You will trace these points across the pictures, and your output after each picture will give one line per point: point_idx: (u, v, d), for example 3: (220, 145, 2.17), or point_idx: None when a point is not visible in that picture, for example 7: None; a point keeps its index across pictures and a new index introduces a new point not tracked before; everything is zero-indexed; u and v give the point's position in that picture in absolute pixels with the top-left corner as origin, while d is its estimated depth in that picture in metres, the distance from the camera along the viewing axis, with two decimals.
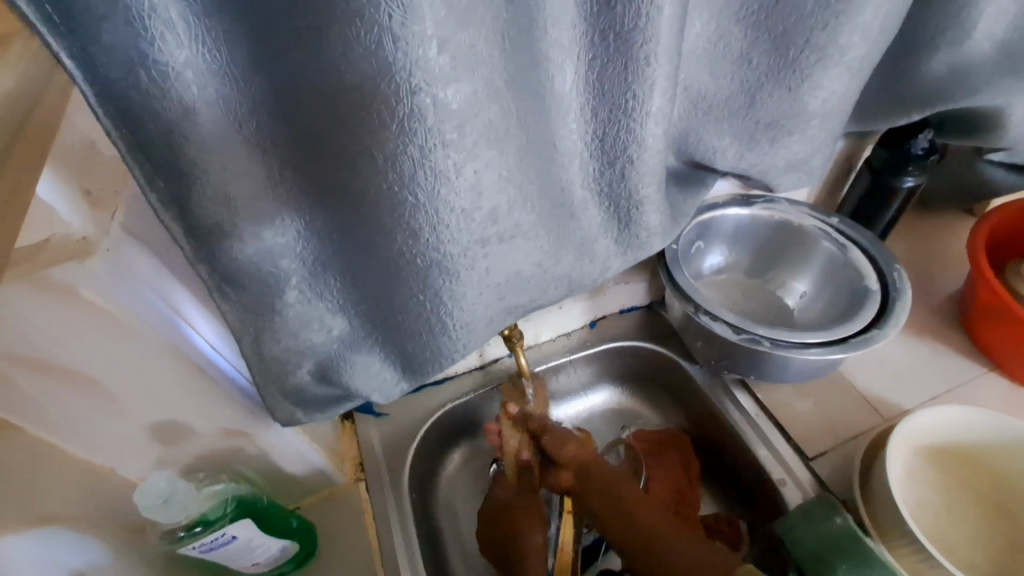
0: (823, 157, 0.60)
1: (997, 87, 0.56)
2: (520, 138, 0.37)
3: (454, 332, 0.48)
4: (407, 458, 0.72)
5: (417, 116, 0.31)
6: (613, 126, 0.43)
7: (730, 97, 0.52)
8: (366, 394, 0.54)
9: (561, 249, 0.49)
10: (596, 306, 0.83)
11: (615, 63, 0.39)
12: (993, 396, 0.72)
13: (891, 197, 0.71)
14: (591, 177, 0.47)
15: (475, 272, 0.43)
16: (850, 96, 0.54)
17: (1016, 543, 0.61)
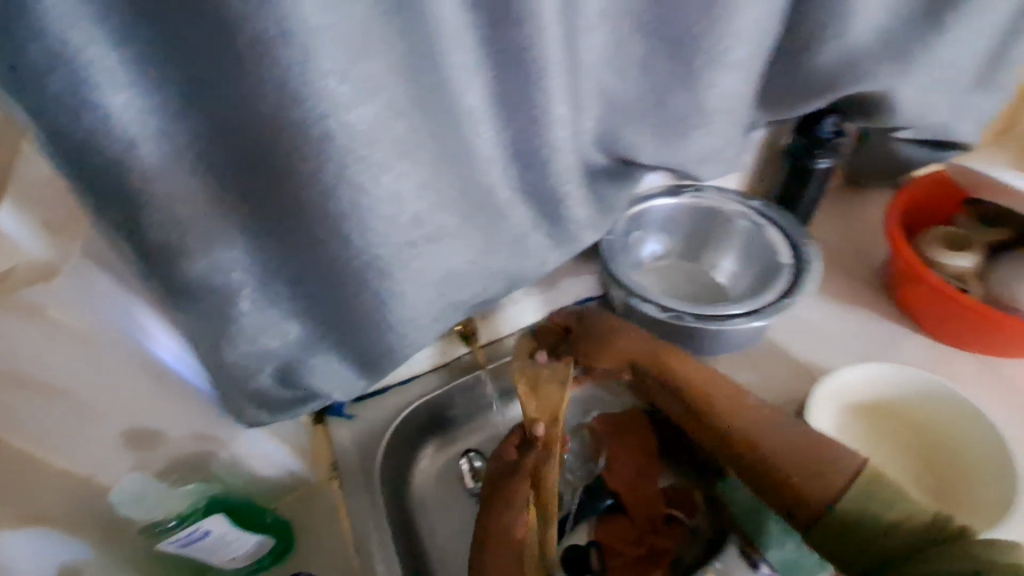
0: (735, 146, 0.66)
1: (882, 74, 0.62)
2: (434, 149, 0.42)
3: (400, 327, 0.52)
4: (379, 454, 0.76)
5: (330, 136, 0.35)
6: (524, 132, 0.48)
7: (640, 98, 0.58)
8: (327, 391, 0.59)
9: (493, 245, 0.54)
10: (552, 300, 0.87)
11: (516, 77, 0.44)
12: (916, 354, 0.78)
13: (809, 178, 0.77)
14: (513, 179, 0.52)
15: (410, 271, 0.47)
16: (747, 90, 0.59)
17: (938, 486, 0.67)
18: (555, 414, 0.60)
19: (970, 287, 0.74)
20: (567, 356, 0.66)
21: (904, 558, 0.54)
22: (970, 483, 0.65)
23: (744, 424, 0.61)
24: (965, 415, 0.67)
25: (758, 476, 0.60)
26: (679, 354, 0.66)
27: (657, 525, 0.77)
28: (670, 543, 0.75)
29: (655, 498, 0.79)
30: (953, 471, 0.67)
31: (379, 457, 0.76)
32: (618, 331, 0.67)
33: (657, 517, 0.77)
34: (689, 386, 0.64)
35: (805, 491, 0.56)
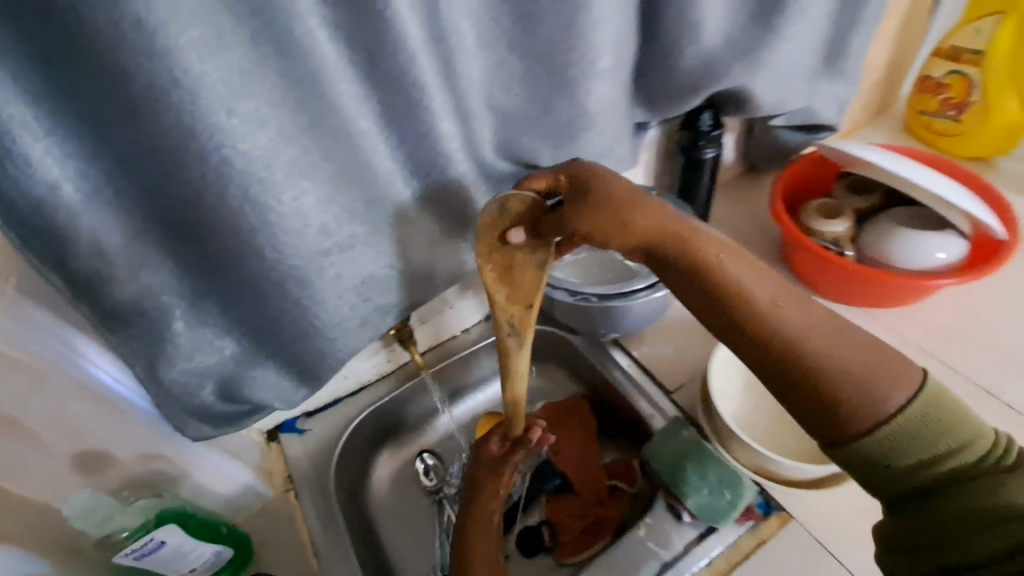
0: (623, 144, 0.74)
1: (739, 71, 0.71)
2: (332, 168, 0.48)
3: (329, 332, 0.58)
4: (332, 463, 0.80)
5: (227, 161, 0.42)
6: (419, 147, 0.54)
7: (529, 109, 0.65)
8: (269, 401, 0.63)
9: (408, 250, 0.60)
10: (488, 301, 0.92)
11: (401, 101, 0.50)
12: None
13: (699, 166, 0.86)
14: (419, 190, 0.58)
15: (327, 278, 0.53)
16: (620, 94, 0.68)
17: None
18: (529, 300, 0.56)
19: (844, 249, 0.83)
20: (552, 237, 0.53)
21: (936, 514, 0.44)
22: None
23: (795, 323, 0.47)
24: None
25: (798, 388, 0.47)
26: (709, 236, 0.51)
27: (601, 498, 0.83)
28: (613, 513, 0.81)
29: (596, 476, 0.85)
30: None
31: (333, 465, 0.80)
32: (625, 210, 0.51)
33: (600, 490, 0.83)
34: (723, 280, 0.49)
35: (842, 399, 0.45)
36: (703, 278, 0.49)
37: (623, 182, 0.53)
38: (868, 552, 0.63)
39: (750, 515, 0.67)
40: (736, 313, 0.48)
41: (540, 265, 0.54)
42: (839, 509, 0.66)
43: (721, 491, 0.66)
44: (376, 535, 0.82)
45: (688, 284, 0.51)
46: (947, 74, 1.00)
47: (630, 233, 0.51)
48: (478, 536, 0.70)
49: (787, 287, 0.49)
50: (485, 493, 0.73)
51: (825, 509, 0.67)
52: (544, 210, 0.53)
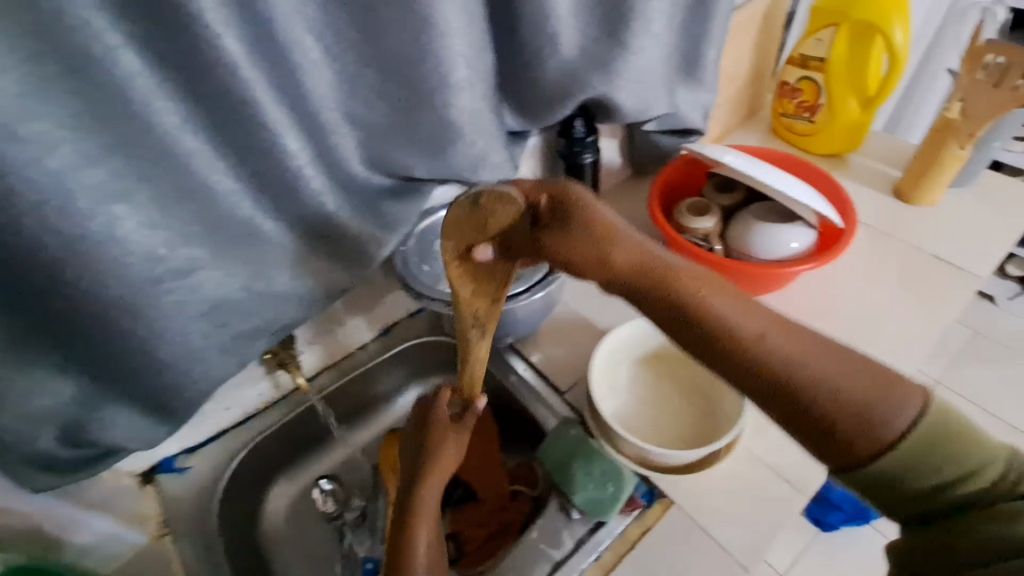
0: (499, 153, 0.75)
1: (598, 81, 0.74)
2: (155, 190, 0.47)
3: (180, 363, 0.56)
4: (213, 501, 0.75)
5: (18, 193, 0.39)
6: (265, 166, 0.52)
7: (391, 122, 0.64)
8: (123, 443, 0.59)
9: (266, 271, 0.59)
10: (383, 316, 0.90)
11: (231, 118, 0.48)
12: None
13: (581, 172, 0.89)
14: (271, 208, 0.56)
15: (166, 305, 0.51)
16: (484, 105, 0.68)
17: (708, 411, 0.76)
18: (495, 297, 0.50)
19: (713, 244, 0.89)
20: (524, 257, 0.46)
21: (944, 548, 0.38)
22: (728, 402, 0.74)
23: (787, 353, 0.39)
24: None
25: (795, 417, 0.39)
26: (684, 270, 0.43)
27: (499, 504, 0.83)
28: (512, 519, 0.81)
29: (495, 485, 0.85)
30: (716, 395, 0.76)
31: (215, 502, 0.76)
32: (603, 240, 0.43)
33: (502, 496, 0.83)
34: (706, 309, 0.41)
35: (842, 425, 0.38)
36: (675, 306, 0.42)
37: (605, 212, 0.44)
38: (738, 528, 0.67)
39: (634, 504, 0.69)
40: (709, 343, 0.41)
41: (511, 277, 0.49)
42: (713, 490, 0.70)
43: (603, 485, 0.68)
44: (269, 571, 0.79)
45: (667, 316, 0.42)
46: (799, 79, 1.09)
47: (609, 270, 0.43)
48: (425, 530, 0.57)
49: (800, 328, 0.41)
50: (433, 483, 0.59)
51: (703, 489, 0.70)
52: (522, 229, 0.45)
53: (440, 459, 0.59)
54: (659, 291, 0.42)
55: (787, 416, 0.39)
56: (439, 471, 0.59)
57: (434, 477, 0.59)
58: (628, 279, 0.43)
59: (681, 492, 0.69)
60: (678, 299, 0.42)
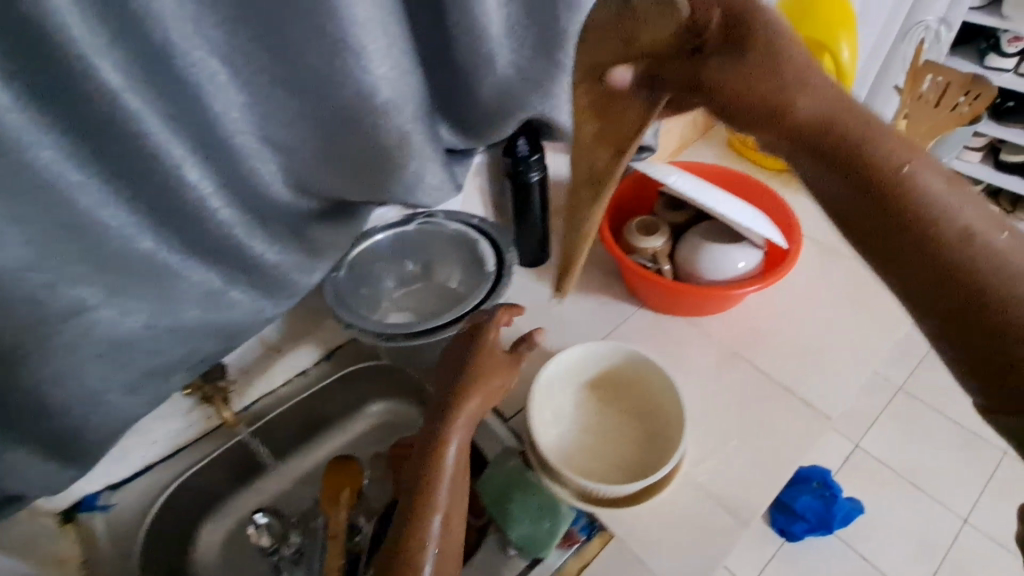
0: (439, 174, 0.73)
1: (535, 102, 0.73)
2: (37, 229, 0.43)
3: (78, 404, 0.53)
4: (139, 539, 0.72)
5: None
6: (162, 199, 0.50)
7: (312, 144, 0.59)
8: (23, 488, 0.55)
9: (176, 307, 0.55)
10: (324, 339, 0.89)
11: (119, 151, 0.46)
12: (643, 325, 0.91)
13: (528, 190, 0.87)
14: (177, 243, 0.53)
15: (59, 346, 0.49)
16: (419, 126, 0.65)
17: (651, 437, 0.75)
18: (620, 144, 0.52)
19: (661, 265, 0.88)
20: (669, 86, 0.48)
21: None
22: (670, 428, 0.73)
23: (950, 233, 0.41)
24: (658, 378, 0.75)
25: (944, 291, 0.41)
26: (894, 139, 0.44)
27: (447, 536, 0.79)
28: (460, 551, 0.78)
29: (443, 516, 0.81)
30: (659, 421, 0.75)
31: (140, 540, 0.72)
32: (792, 77, 0.45)
33: None
34: (873, 155, 0.43)
35: (987, 285, 0.39)
36: (842, 150, 0.44)
37: (792, 40, 0.45)
38: (674, 560, 0.65)
39: (571, 540, 0.67)
40: (910, 214, 0.42)
41: (648, 110, 0.50)
42: (654, 520, 0.68)
43: (540, 520, 0.65)
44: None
45: (838, 164, 0.44)
46: None
47: (795, 102, 0.45)
48: (458, 456, 0.60)
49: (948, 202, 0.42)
50: (468, 414, 0.62)
51: (644, 520, 0.68)
52: (677, 47, 0.47)
53: (472, 392, 0.63)
54: (835, 144, 0.44)
55: (948, 290, 0.41)
56: (472, 405, 0.62)
57: (468, 413, 0.62)
58: (801, 135, 0.45)
59: (622, 523, 0.68)
60: (870, 161, 0.43)
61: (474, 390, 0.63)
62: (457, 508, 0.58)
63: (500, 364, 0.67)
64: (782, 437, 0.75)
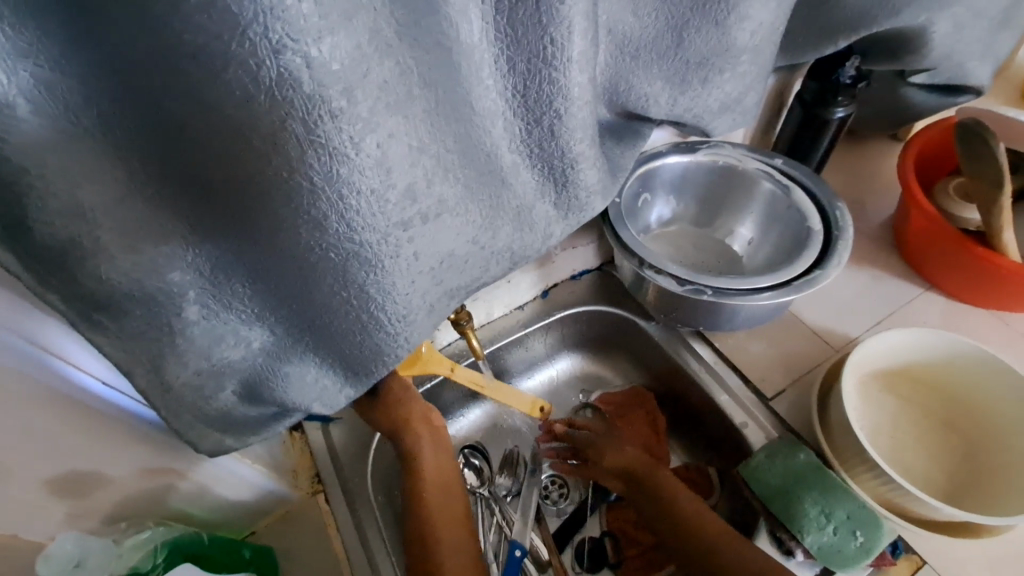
0: (757, 95, 0.59)
1: (909, 6, 0.56)
2: (427, 100, 0.33)
3: (391, 328, 0.43)
4: (369, 456, 0.65)
5: (288, 80, 0.26)
6: (533, 78, 0.38)
7: (657, 37, 0.49)
8: (305, 405, 0.48)
9: (495, 221, 0.45)
10: (546, 274, 0.79)
11: (526, 2, 0.34)
12: (932, 311, 0.74)
13: (823, 129, 0.70)
14: (517, 137, 0.42)
15: (401, 259, 0.38)
16: (775, 26, 0.52)
17: (970, 456, 0.61)
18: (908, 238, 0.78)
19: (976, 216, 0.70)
20: (907, 229, 0.76)
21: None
22: (1012, 456, 0.58)
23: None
24: (1011, 394, 0.59)
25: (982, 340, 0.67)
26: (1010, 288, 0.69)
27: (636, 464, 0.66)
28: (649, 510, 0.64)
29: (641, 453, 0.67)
30: (988, 441, 0.61)
31: (369, 466, 0.65)
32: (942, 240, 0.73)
33: None
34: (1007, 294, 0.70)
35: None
36: (959, 287, 0.73)
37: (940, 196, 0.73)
38: None
39: (882, 560, 0.55)
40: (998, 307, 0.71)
41: (909, 230, 0.76)
42: (995, 562, 0.56)
43: (849, 533, 0.55)
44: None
45: (953, 286, 0.74)
46: None
47: (926, 263, 0.75)
48: (434, 491, 0.61)
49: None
50: (428, 444, 0.63)
51: (963, 552, 0.56)
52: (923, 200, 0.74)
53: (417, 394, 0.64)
54: (969, 288, 0.72)
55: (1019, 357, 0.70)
56: (428, 437, 0.63)
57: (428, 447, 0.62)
58: (947, 274, 0.73)
59: (949, 558, 0.56)
60: (986, 296, 0.72)
61: (411, 416, 0.62)
62: (461, 539, 0.59)
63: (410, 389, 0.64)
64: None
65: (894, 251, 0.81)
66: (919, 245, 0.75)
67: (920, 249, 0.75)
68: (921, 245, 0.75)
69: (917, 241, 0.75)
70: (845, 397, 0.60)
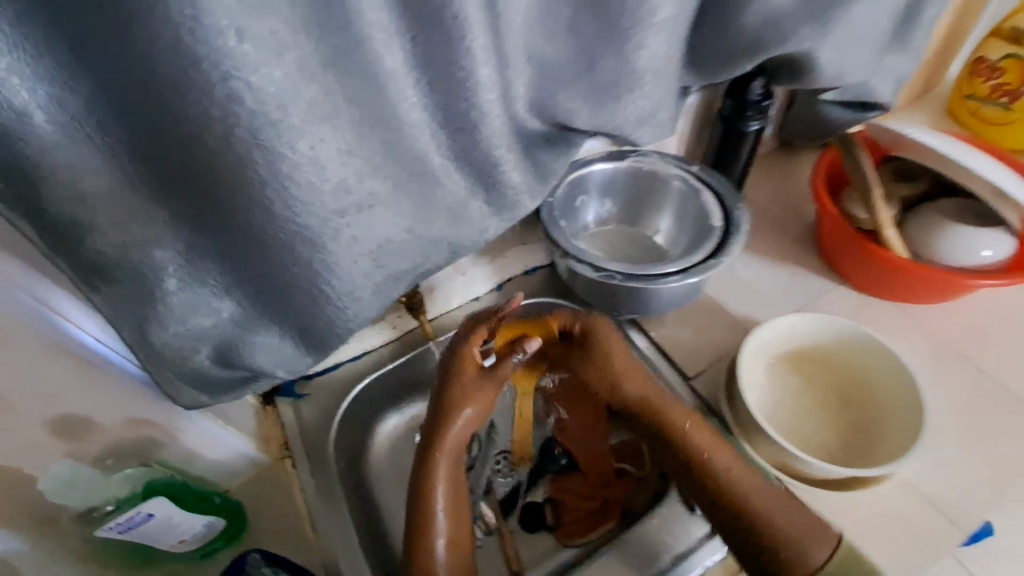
0: (669, 111, 0.68)
1: (797, 35, 0.64)
2: (354, 113, 0.42)
3: (339, 301, 0.52)
4: (331, 429, 0.75)
5: (235, 99, 0.35)
6: (450, 96, 0.47)
7: (571, 62, 0.58)
8: (270, 369, 0.57)
9: (429, 214, 0.54)
10: (499, 270, 0.88)
11: (436, 38, 0.43)
12: (843, 305, 0.83)
13: (741, 140, 0.79)
14: (444, 144, 0.51)
15: (341, 241, 0.47)
16: (674, 53, 0.61)
17: (861, 428, 0.69)
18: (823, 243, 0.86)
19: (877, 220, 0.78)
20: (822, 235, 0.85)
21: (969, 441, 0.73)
22: (892, 425, 0.67)
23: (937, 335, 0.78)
24: (893, 372, 0.68)
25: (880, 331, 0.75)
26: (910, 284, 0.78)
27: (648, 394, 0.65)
28: (672, 464, 0.63)
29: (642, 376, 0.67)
30: (875, 414, 0.69)
31: (331, 437, 0.74)
32: None
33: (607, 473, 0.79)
34: (908, 288, 0.78)
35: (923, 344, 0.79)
36: (868, 283, 0.82)
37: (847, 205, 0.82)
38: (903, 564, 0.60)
39: None
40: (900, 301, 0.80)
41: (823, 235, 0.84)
42: (872, 518, 0.64)
43: None
44: (381, 521, 0.76)
45: (865, 284, 0.83)
46: (1004, 57, 0.95)
47: (839, 263, 0.84)
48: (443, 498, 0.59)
49: (930, 296, 0.78)
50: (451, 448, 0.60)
51: (844, 510, 0.65)
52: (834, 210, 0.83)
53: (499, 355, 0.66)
54: (877, 284, 0.81)
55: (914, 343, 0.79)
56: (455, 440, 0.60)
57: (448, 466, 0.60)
58: (857, 273, 0.82)
59: (831, 514, 0.64)
60: (891, 291, 0.81)
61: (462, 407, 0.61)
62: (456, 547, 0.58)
63: (479, 380, 0.63)
64: (1012, 449, 0.70)
65: (813, 253, 0.89)
66: (832, 247, 0.84)
67: (832, 252, 0.84)
68: (834, 249, 0.83)
69: (830, 244, 0.84)
70: (747, 373, 0.69)
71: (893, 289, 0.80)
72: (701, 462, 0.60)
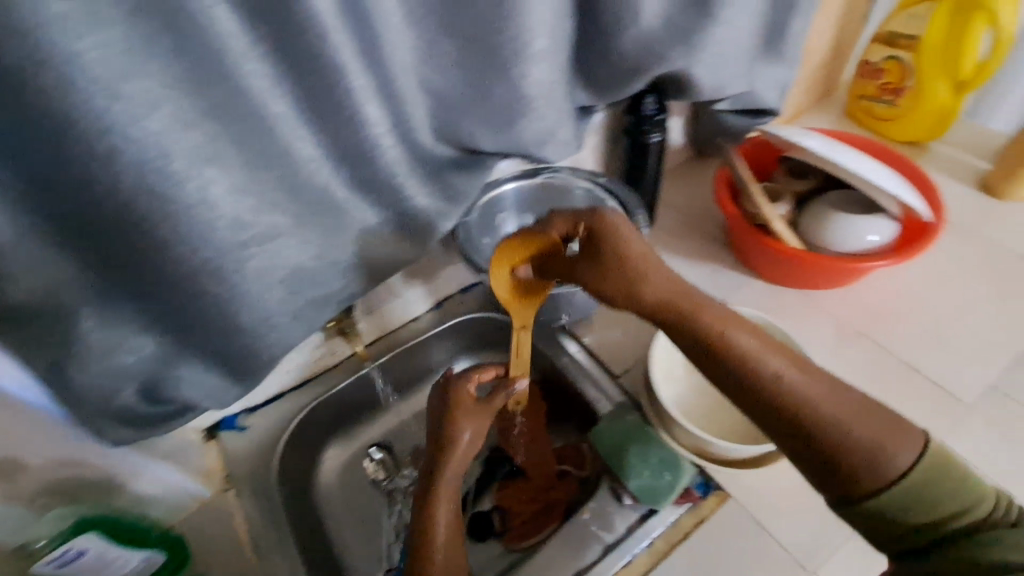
0: (568, 129, 0.73)
1: (672, 55, 0.71)
2: (242, 154, 0.46)
3: (255, 329, 0.55)
4: (274, 460, 0.76)
5: (119, 151, 0.39)
6: (341, 134, 0.51)
7: (464, 92, 0.63)
8: (197, 400, 0.59)
9: (338, 240, 0.58)
10: (434, 290, 0.91)
11: (317, 84, 0.47)
12: (756, 296, 0.89)
13: (645, 151, 0.85)
14: (344, 175, 0.55)
15: (245, 271, 0.50)
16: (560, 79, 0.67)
17: None
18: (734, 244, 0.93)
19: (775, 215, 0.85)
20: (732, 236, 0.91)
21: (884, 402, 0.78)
22: None
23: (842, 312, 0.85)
24: None
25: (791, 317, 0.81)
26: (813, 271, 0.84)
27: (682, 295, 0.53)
28: (718, 380, 0.52)
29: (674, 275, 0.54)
30: None
31: (275, 465, 0.76)
32: None
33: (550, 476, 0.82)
34: (811, 275, 0.85)
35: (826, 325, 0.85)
36: (777, 275, 0.88)
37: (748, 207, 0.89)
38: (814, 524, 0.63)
39: (689, 496, 0.68)
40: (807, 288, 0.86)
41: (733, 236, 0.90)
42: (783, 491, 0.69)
43: (659, 472, 0.67)
44: (330, 544, 0.77)
45: (777, 277, 0.88)
46: (884, 58, 1.05)
47: (750, 260, 0.90)
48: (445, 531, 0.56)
49: (831, 279, 0.84)
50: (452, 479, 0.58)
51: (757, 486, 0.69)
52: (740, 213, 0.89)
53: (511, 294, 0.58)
54: (787, 274, 0.87)
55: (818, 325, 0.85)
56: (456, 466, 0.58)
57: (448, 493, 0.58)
58: (769, 268, 0.88)
59: (745, 490, 0.69)
60: (799, 280, 0.87)
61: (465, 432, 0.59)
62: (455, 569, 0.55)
63: (475, 409, 0.61)
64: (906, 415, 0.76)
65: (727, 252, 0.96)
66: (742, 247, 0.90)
67: (742, 250, 0.90)
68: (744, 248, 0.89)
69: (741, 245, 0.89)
70: (660, 366, 0.74)
71: (798, 278, 0.87)
72: (750, 372, 0.49)
